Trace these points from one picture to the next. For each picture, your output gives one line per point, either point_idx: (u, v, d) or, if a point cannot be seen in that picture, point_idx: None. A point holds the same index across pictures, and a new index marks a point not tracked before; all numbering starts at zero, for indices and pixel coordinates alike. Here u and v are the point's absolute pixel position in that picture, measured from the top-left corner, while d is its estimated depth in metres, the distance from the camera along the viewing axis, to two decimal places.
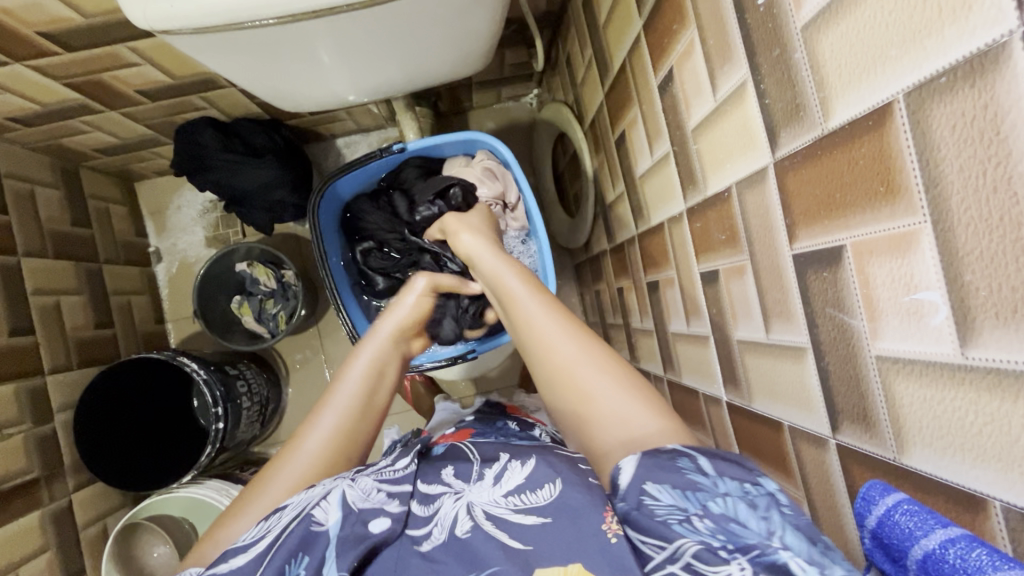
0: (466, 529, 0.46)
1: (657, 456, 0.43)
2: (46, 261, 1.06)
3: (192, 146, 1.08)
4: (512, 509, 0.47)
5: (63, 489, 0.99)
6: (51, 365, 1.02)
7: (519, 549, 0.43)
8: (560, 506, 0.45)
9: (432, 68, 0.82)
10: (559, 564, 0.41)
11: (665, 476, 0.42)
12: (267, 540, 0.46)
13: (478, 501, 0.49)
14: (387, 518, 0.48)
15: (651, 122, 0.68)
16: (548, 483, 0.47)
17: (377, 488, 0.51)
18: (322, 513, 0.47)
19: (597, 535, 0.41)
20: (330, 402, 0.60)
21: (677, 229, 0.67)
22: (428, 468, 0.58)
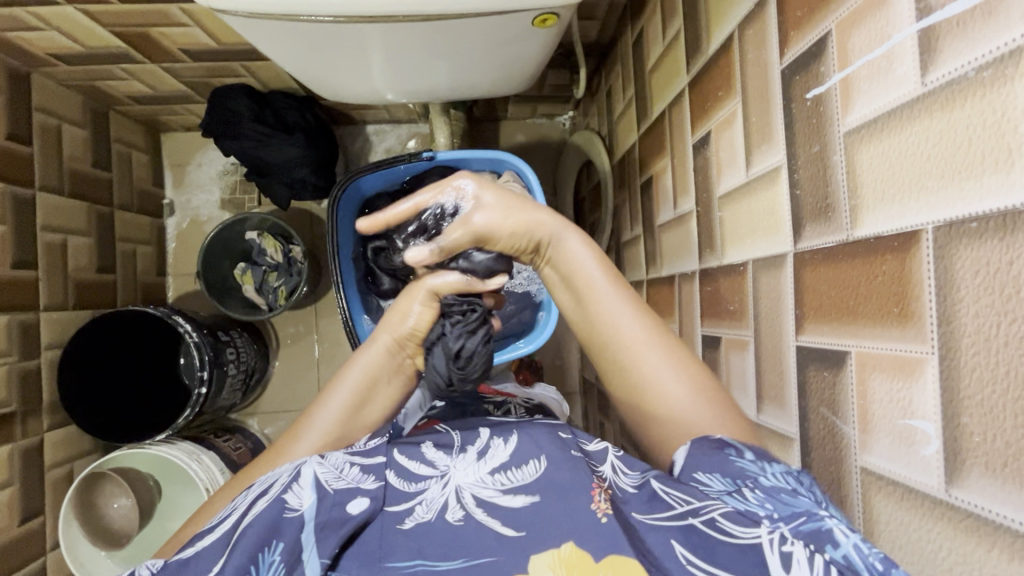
0: (458, 517, 0.48)
1: (706, 444, 0.46)
2: (61, 198, 1.06)
3: (224, 111, 1.10)
4: (501, 489, 0.50)
5: (37, 426, 0.99)
6: (47, 302, 1.02)
7: (512, 535, 0.46)
8: (545, 486, 0.50)
9: (473, 82, 0.82)
10: (552, 545, 0.44)
11: (713, 465, 0.44)
12: (229, 520, 0.48)
13: (464, 485, 0.51)
14: (365, 497, 0.49)
15: (680, 177, 0.69)
16: (533, 460, 0.53)
17: (349, 463, 0.52)
18: (297, 498, 0.48)
19: (586, 514, 0.46)
20: (316, 417, 0.60)
21: (687, 286, 0.67)
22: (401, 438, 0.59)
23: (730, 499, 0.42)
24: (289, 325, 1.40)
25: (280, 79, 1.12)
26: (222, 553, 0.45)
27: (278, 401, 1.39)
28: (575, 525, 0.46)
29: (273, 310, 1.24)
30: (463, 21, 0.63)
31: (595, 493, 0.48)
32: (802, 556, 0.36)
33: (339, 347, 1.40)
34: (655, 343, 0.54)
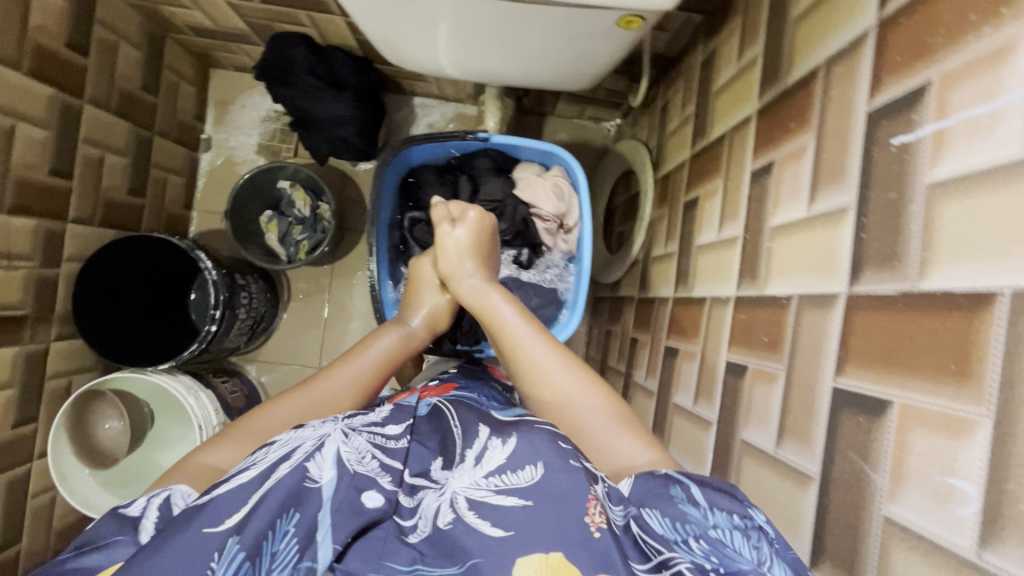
0: (448, 521, 0.49)
1: (649, 483, 0.49)
2: (106, 115, 1.06)
3: (280, 56, 1.09)
4: (493, 491, 0.50)
5: (45, 334, 0.99)
6: (76, 215, 1.02)
7: (500, 536, 0.46)
8: (540, 492, 0.48)
9: (537, 73, 0.83)
10: (541, 552, 0.44)
11: (662, 504, 0.46)
12: (251, 474, 0.50)
13: (458, 490, 0.52)
14: (379, 494, 0.50)
15: (730, 202, 0.68)
16: (530, 465, 0.51)
17: (371, 455, 0.54)
18: (317, 469, 0.49)
19: (580, 527, 0.45)
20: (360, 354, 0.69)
21: (718, 311, 0.67)
22: (419, 439, 0.60)
23: (681, 550, 0.43)
24: (303, 279, 1.40)
25: (342, 35, 1.12)
26: (244, 503, 0.47)
27: (279, 353, 1.40)
28: (567, 536, 0.45)
29: (293, 263, 1.24)
30: (548, 9, 0.63)
31: (590, 505, 0.46)
32: None
33: (349, 311, 1.40)
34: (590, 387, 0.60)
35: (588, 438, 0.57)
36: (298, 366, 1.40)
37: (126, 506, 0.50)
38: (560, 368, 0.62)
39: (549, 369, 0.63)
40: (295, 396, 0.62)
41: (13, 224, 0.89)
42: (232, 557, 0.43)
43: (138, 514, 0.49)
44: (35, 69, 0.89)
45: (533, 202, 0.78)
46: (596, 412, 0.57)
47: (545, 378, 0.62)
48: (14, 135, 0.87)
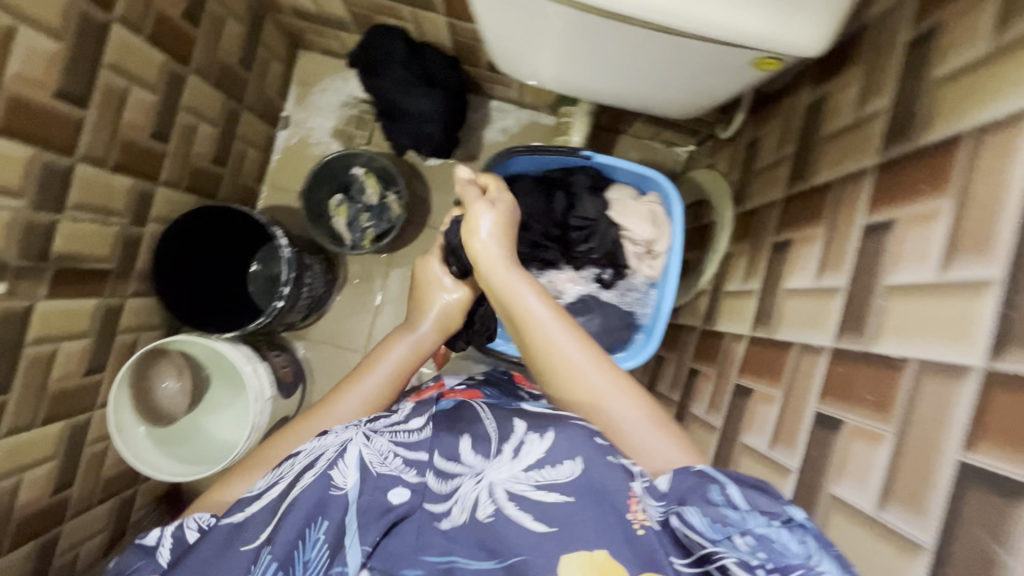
0: (488, 513, 0.55)
1: (689, 480, 0.54)
2: (206, 85, 1.09)
3: (377, 49, 1.12)
4: (533, 486, 0.56)
5: (124, 290, 1.02)
6: (166, 178, 1.05)
7: (543, 530, 0.52)
8: (579, 489, 0.55)
9: (647, 98, 0.84)
10: (586, 549, 0.50)
11: (703, 504, 0.51)
12: (278, 489, 0.59)
13: (498, 481, 0.57)
14: (405, 488, 0.57)
15: (834, 252, 0.68)
16: (567, 461, 0.57)
17: (393, 454, 0.61)
18: (341, 476, 0.57)
19: (623, 527, 0.52)
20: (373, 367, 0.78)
21: (809, 360, 0.67)
22: (444, 431, 0.64)
23: (725, 546, 0.48)
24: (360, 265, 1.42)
25: (439, 34, 1.14)
26: (269, 519, 0.57)
27: (327, 334, 1.42)
28: (609, 535, 0.51)
29: (358, 249, 1.26)
30: (680, 41, 0.63)
31: (631, 503, 0.54)
32: None
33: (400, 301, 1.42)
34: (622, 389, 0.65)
35: (625, 442, 0.63)
36: (344, 349, 1.41)
37: (144, 539, 0.62)
38: (593, 368, 0.65)
39: (582, 369, 0.66)
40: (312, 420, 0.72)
41: (113, 181, 0.93)
42: (266, 567, 0.53)
43: (153, 544, 0.61)
44: (153, 35, 0.92)
45: (626, 225, 0.79)
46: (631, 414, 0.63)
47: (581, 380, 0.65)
48: (127, 97, 0.90)
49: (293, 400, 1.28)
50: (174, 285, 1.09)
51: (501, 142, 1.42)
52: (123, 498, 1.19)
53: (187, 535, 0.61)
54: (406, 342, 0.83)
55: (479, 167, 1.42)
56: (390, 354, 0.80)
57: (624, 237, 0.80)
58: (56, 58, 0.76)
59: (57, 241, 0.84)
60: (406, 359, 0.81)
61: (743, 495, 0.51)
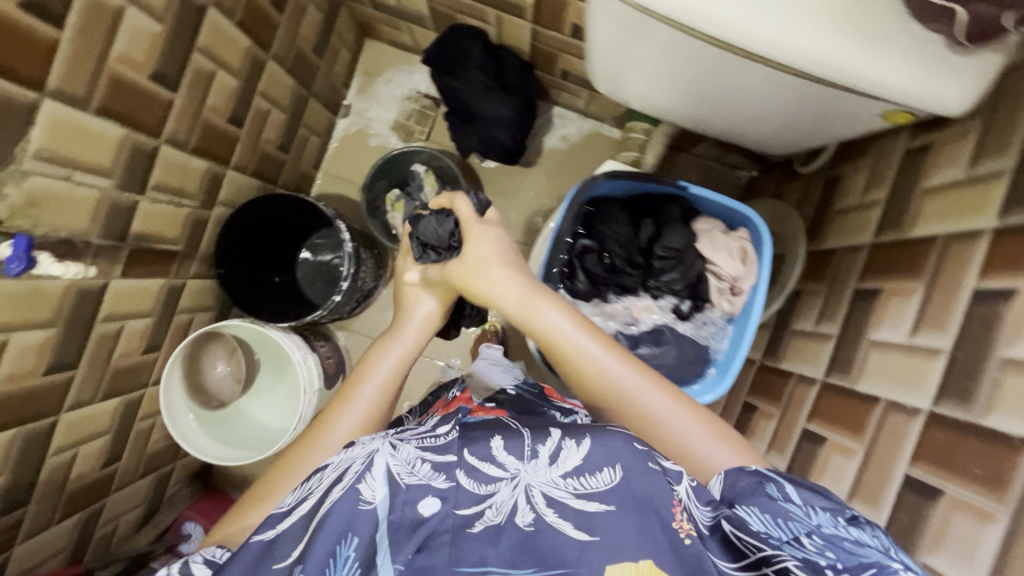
0: (529, 521, 0.48)
1: (742, 480, 0.55)
2: (282, 71, 1.08)
3: (456, 49, 1.11)
4: (573, 494, 0.50)
5: (187, 271, 1.02)
6: (237, 162, 1.05)
7: (587, 540, 0.47)
8: (623, 497, 0.50)
9: (748, 126, 0.82)
10: (630, 561, 0.46)
11: (764, 505, 0.51)
12: (307, 505, 0.50)
13: (535, 485, 0.51)
14: (436, 497, 0.49)
15: (935, 312, 0.66)
16: (608, 467, 0.52)
17: (420, 460, 0.52)
18: (370, 491, 0.48)
19: (669, 536, 0.48)
20: (359, 393, 0.72)
21: (899, 419, 0.66)
22: (469, 432, 0.57)
23: (791, 549, 0.47)
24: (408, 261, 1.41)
25: (518, 39, 1.12)
26: (300, 538, 0.48)
27: (370, 327, 1.42)
28: (652, 542, 0.48)
29: None
30: (813, 85, 0.61)
31: (676, 511, 0.50)
32: None
33: None
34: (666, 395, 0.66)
35: (682, 455, 0.63)
36: None
37: None
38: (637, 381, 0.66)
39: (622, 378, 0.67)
40: (306, 458, 0.66)
41: (191, 164, 0.92)
42: None
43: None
44: (243, 20, 0.91)
45: (713, 260, 0.78)
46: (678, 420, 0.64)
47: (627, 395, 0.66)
48: (213, 80, 0.89)
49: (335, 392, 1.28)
50: (236, 275, 1.11)
51: (561, 150, 1.40)
52: (161, 474, 1.19)
53: (195, 569, 0.51)
54: (397, 349, 0.78)
55: (536, 174, 1.41)
56: (379, 364, 0.75)
57: (710, 271, 0.79)
58: (157, 40, 0.75)
59: (135, 221, 0.84)
60: (398, 366, 0.76)
61: (800, 493, 0.52)
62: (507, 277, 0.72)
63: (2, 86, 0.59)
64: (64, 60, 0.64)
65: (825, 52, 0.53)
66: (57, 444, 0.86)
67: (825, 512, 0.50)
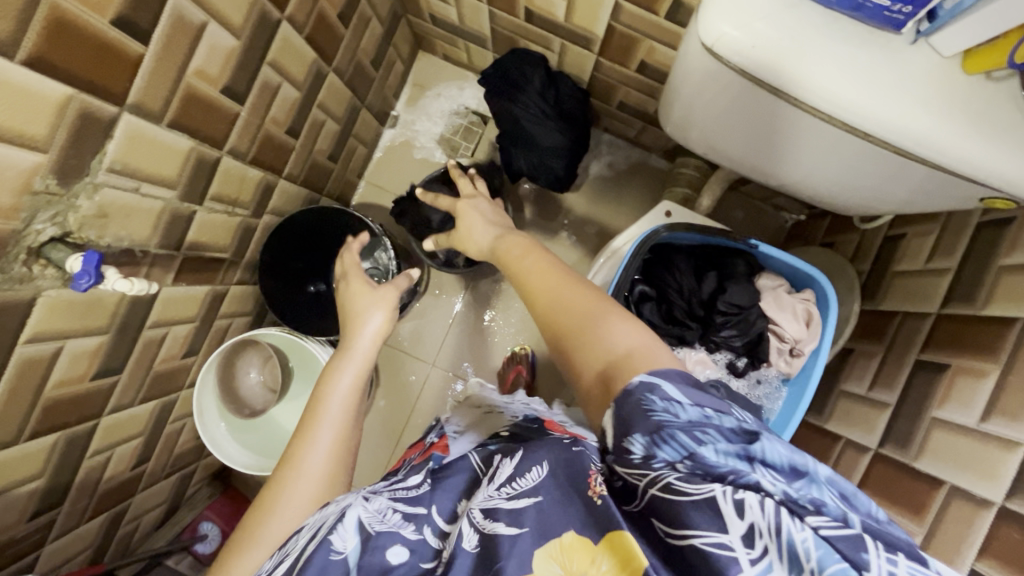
0: (473, 542, 0.43)
1: (628, 400, 0.43)
2: (340, 84, 1.08)
3: (516, 74, 1.10)
4: (506, 498, 0.45)
5: (231, 278, 1.01)
6: (289, 173, 1.04)
7: (512, 535, 0.42)
8: (549, 488, 0.44)
9: (822, 188, 0.81)
10: (557, 541, 0.41)
11: (637, 417, 0.42)
12: (284, 566, 0.47)
13: (474, 505, 0.46)
14: (404, 546, 0.46)
15: (1012, 399, 0.64)
16: (536, 463, 0.47)
17: (392, 510, 0.50)
18: (341, 540, 0.46)
19: (587, 511, 0.42)
20: (322, 418, 0.66)
21: (969, 511, 0.64)
22: (439, 476, 0.55)
23: (665, 466, 0.39)
24: (443, 277, 1.39)
25: (579, 68, 1.11)
26: None
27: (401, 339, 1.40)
28: (576, 526, 0.41)
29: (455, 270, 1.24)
30: (916, 167, 0.60)
31: (591, 479, 0.43)
32: (762, 515, 0.35)
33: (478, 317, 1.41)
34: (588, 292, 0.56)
35: (573, 332, 0.53)
36: (414, 359, 1.39)
37: None
38: (555, 277, 0.58)
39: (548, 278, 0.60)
40: (280, 500, 0.59)
41: (247, 174, 0.92)
42: None
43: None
44: (312, 34, 0.91)
45: (776, 320, 0.76)
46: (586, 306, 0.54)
47: (542, 290, 0.58)
48: (277, 92, 0.89)
49: None
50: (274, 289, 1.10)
51: (606, 177, 1.39)
52: (184, 474, 1.19)
53: None
54: (351, 366, 0.73)
55: (580, 199, 1.39)
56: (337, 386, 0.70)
57: (772, 331, 0.77)
58: (233, 54, 0.75)
59: (191, 231, 0.84)
60: (359, 385, 0.71)
61: (681, 391, 0.42)
62: (483, 227, 0.78)
63: (87, 102, 0.59)
64: (146, 75, 0.64)
65: (916, 131, 0.53)
66: (95, 447, 0.86)
67: (695, 408, 0.41)
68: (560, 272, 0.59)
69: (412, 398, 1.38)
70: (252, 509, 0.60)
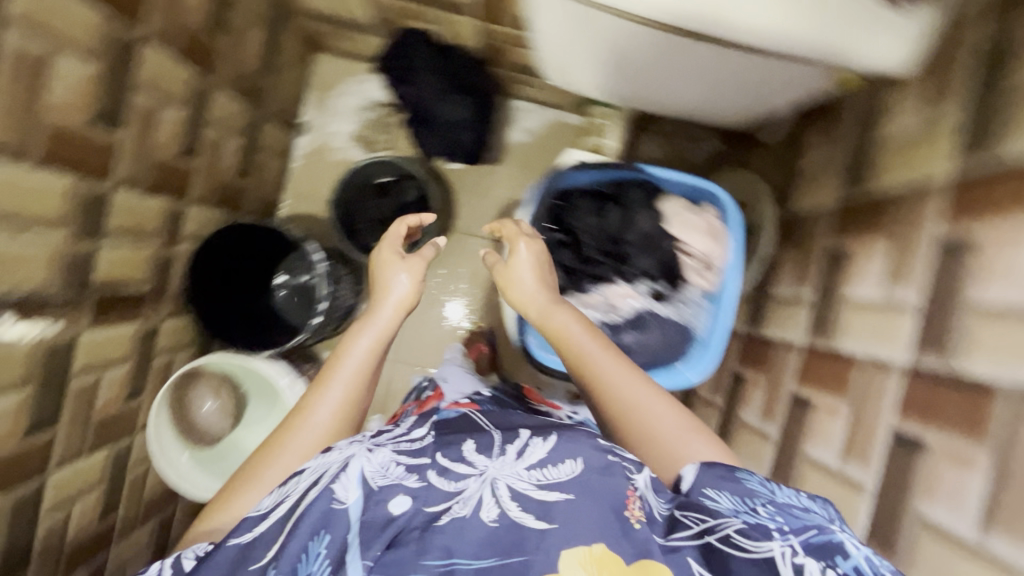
0: (493, 516, 0.50)
1: (716, 468, 0.57)
2: (231, 97, 1.06)
3: (407, 54, 1.09)
4: (537, 486, 0.53)
5: (159, 312, 1.00)
6: (196, 195, 1.02)
7: (544, 525, 0.49)
8: (579, 485, 0.53)
9: (704, 104, 0.84)
10: (585, 543, 0.47)
11: (723, 484, 0.55)
12: (284, 508, 0.54)
13: (501, 478, 0.55)
14: (406, 496, 0.53)
15: (904, 265, 0.67)
16: (569, 461, 0.56)
17: (395, 465, 0.58)
18: (343, 491, 0.53)
19: (623, 522, 0.49)
20: (336, 375, 0.67)
21: (881, 375, 0.66)
22: (445, 438, 0.64)
23: (742, 515, 0.50)
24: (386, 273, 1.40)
25: (468, 37, 1.11)
26: (279, 535, 0.51)
27: None
28: (607, 528, 0.49)
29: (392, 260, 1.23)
30: (753, 59, 0.65)
31: (628, 502, 0.52)
32: (815, 566, 0.45)
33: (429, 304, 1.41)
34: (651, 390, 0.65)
35: (658, 438, 0.63)
36: None
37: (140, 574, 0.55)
38: (626, 382, 0.65)
39: (618, 380, 0.66)
40: (288, 443, 0.63)
41: (147, 203, 0.90)
42: None
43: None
44: (182, 49, 0.89)
45: (682, 238, 0.78)
46: (667, 416, 0.64)
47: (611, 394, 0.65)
48: (157, 115, 0.87)
49: None
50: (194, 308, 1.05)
51: (526, 143, 1.39)
52: (162, 518, 1.18)
53: (183, 564, 0.55)
54: (373, 328, 0.71)
55: (504, 169, 1.39)
56: (352, 349, 0.69)
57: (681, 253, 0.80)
58: (93, 81, 0.73)
59: (97, 269, 0.82)
60: (377, 348, 0.70)
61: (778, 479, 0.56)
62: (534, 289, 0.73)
63: None
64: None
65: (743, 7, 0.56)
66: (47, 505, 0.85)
67: (788, 490, 0.54)
68: (634, 375, 0.66)
69: (379, 396, 1.38)
70: (260, 449, 0.64)
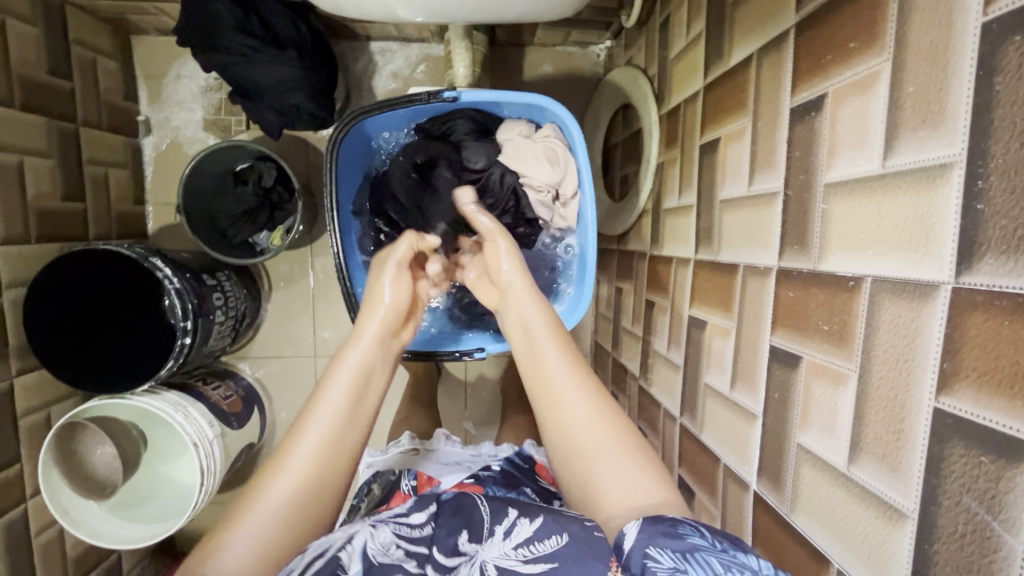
0: None
1: (660, 524, 0.41)
2: (12, 112, 0.91)
3: (198, 12, 0.91)
4: (522, 561, 0.47)
5: (4, 372, 0.89)
6: (5, 234, 0.89)
7: None
8: (563, 555, 0.45)
9: (506, 3, 0.73)
10: None
11: (669, 543, 0.39)
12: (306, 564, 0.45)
13: (490, 559, 0.48)
14: None
15: (765, 148, 0.55)
16: (555, 534, 0.48)
17: (396, 544, 0.51)
18: (347, 560, 0.46)
19: None
20: (314, 413, 0.52)
21: (757, 284, 0.56)
22: (444, 517, 0.55)
23: None
24: (281, 267, 1.29)
25: None
26: None
27: (270, 346, 1.31)
28: None
29: (269, 255, 1.10)
30: None
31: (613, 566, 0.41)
32: None
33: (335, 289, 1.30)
34: (584, 393, 0.52)
35: (588, 468, 0.49)
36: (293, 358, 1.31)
37: None
38: (569, 383, 0.53)
39: (566, 400, 0.52)
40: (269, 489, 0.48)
41: None
42: None
43: None
44: None
45: (525, 171, 0.77)
46: (595, 439, 0.50)
47: (554, 396, 0.53)
48: None
49: (248, 428, 1.19)
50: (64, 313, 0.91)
51: (395, 89, 1.23)
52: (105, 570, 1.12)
53: None
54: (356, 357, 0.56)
55: None
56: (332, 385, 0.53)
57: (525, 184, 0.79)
58: None
59: None
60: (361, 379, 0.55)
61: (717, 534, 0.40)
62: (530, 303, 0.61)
63: None
64: None
65: None
66: None
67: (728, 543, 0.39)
68: (577, 381, 0.53)
69: None
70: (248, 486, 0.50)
